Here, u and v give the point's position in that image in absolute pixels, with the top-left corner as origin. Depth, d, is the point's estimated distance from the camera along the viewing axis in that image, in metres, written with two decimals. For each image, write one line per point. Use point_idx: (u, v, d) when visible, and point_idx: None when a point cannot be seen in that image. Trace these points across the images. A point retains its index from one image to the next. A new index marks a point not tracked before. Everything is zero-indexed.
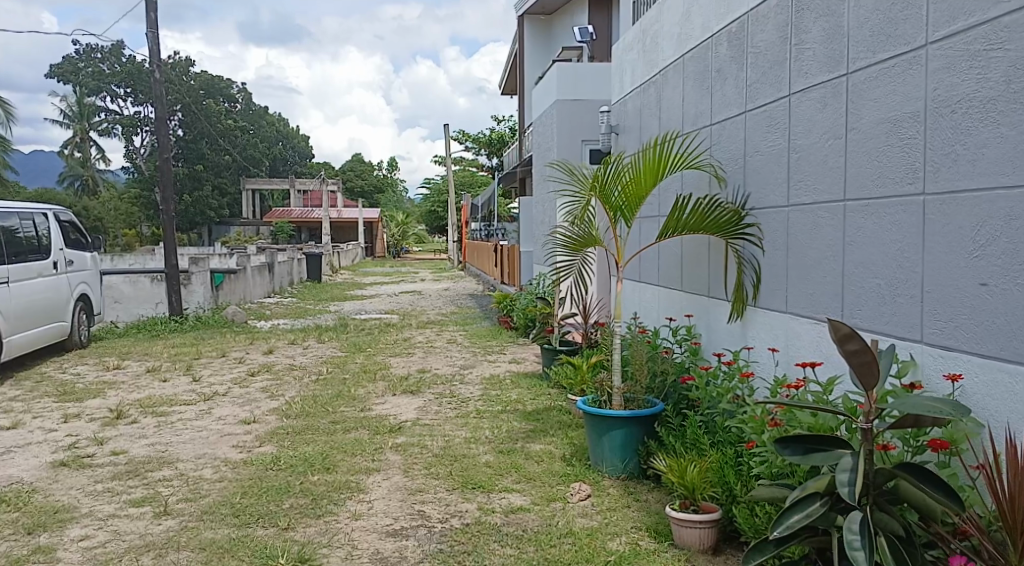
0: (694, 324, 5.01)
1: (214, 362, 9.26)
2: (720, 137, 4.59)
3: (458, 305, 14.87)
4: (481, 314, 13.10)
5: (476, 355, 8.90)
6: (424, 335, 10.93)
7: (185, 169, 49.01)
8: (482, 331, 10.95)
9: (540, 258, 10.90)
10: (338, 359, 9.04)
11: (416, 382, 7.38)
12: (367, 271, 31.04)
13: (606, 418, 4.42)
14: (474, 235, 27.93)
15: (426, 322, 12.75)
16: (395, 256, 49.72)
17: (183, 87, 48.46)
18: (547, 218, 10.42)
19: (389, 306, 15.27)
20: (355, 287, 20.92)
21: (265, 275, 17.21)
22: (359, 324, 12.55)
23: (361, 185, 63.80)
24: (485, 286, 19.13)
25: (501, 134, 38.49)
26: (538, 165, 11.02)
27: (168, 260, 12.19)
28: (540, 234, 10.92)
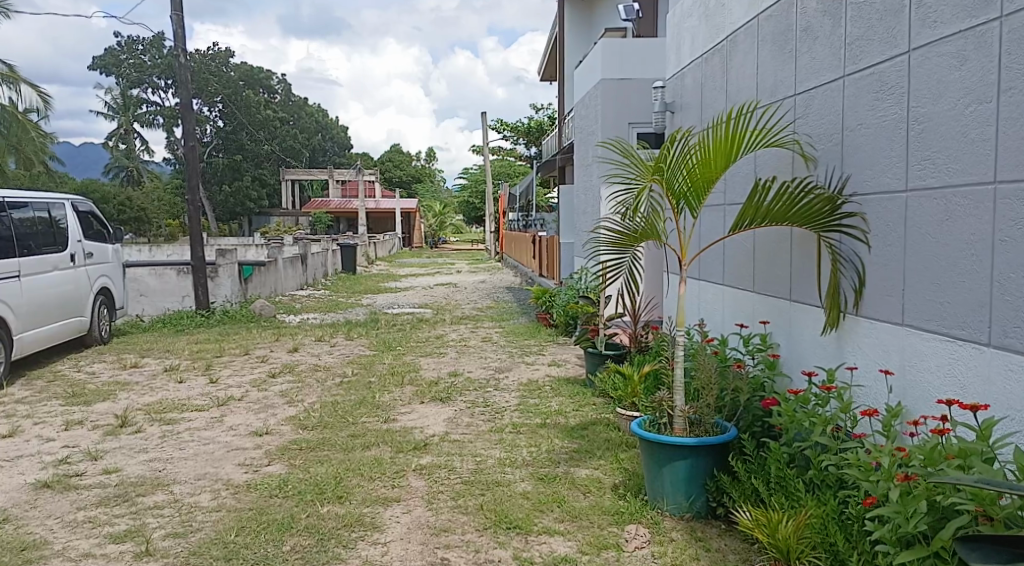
0: (770, 332, 4.26)
1: (236, 361, 8.72)
2: (809, 108, 3.81)
3: (494, 299, 14.19)
4: (518, 309, 12.40)
5: (512, 356, 8.21)
6: (458, 332, 10.27)
7: (225, 160, 49.24)
8: (519, 328, 10.24)
9: (583, 251, 10.17)
10: (366, 359, 8.42)
11: (447, 387, 6.71)
12: (404, 262, 30.60)
13: (668, 446, 3.69)
14: (512, 226, 27.24)
15: (461, 317, 12.09)
16: (432, 246, 49.29)
17: (223, 78, 48.61)
18: (591, 208, 9.68)
19: (424, 299, 14.66)
20: (390, 279, 20.39)
21: (298, 267, 16.74)
22: (391, 319, 11.95)
23: (399, 175, 63.54)
24: (523, 278, 18.42)
25: (540, 122, 37.69)
26: (581, 150, 10.25)
27: (194, 251, 11.70)
28: (583, 225, 10.19)
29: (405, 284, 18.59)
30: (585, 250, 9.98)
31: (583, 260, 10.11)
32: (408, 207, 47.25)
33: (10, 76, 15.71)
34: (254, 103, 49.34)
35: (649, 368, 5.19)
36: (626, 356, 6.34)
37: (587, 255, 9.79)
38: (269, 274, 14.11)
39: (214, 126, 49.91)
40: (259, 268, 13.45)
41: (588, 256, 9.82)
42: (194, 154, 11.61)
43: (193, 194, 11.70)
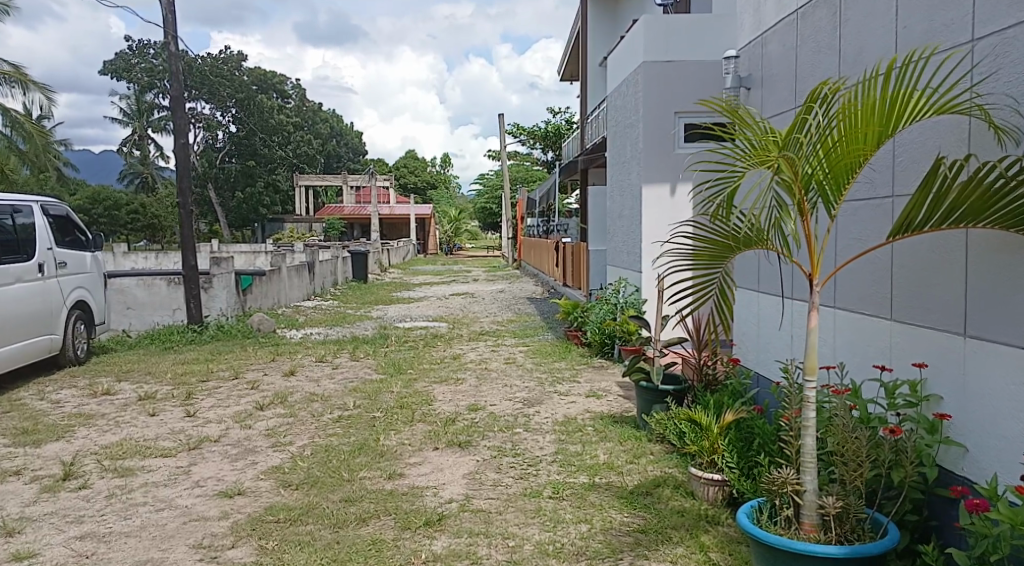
0: (926, 379, 3.07)
1: (222, 387, 7.56)
2: (1007, 58, 2.60)
3: (516, 311, 12.98)
4: (543, 324, 11.17)
5: (542, 383, 6.99)
6: (476, 352, 9.06)
7: (238, 165, 48.48)
8: (546, 347, 9.03)
9: (618, 260, 9.00)
10: (371, 387, 7.23)
11: (466, 427, 5.49)
12: (419, 269, 29.49)
13: (801, 559, 2.51)
14: (531, 231, 26.06)
15: (479, 333, 10.88)
16: (448, 252, 48.22)
17: (236, 82, 47.84)
18: (629, 211, 8.50)
19: (439, 311, 13.48)
20: (404, 288, 19.23)
21: (304, 275, 15.60)
22: (403, 335, 10.76)
23: (413, 180, 62.58)
24: (544, 288, 17.20)
25: (558, 126, 36.64)
26: (616, 145, 9.07)
27: (185, 259, 10.55)
28: (618, 230, 9.01)
29: (419, 294, 17.41)
30: (622, 259, 8.79)
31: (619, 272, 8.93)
32: (423, 213, 46.25)
33: (16, 76, 14.62)
34: (267, 108, 48.50)
35: (733, 417, 3.97)
36: (689, 392, 5.09)
37: (625, 266, 8.62)
38: (270, 283, 12.94)
39: (227, 131, 49.16)
40: (259, 277, 12.30)
41: (625, 266, 8.64)
42: (185, 152, 10.50)
43: (184, 196, 10.55)
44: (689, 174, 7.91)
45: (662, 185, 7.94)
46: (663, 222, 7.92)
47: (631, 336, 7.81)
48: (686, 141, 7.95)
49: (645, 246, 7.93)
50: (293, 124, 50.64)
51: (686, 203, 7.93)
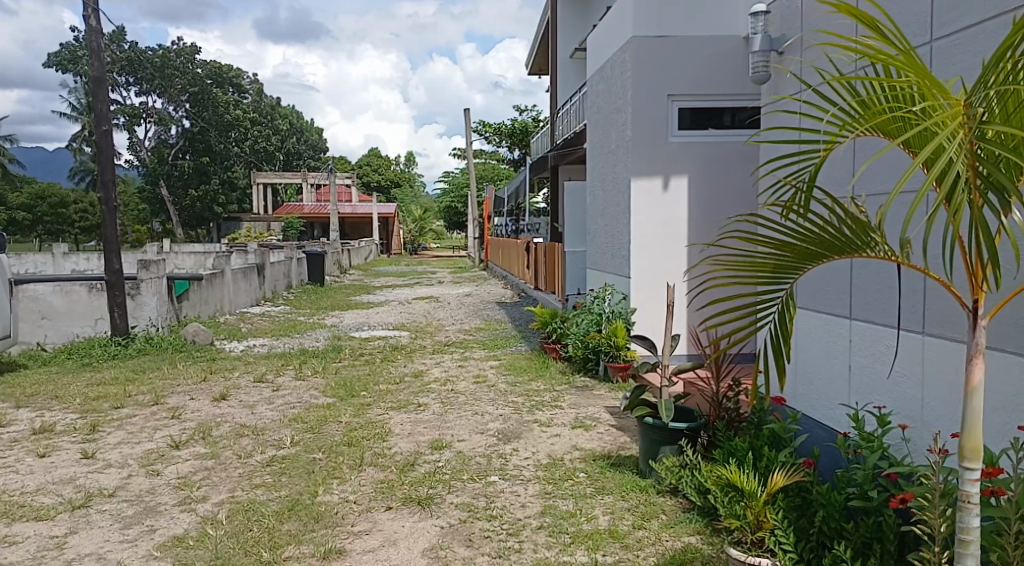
0: None
1: (136, 417, 6.34)
2: None
3: (485, 318, 11.91)
4: (514, 335, 10.09)
5: (518, 409, 5.93)
6: (441, 368, 7.95)
7: (191, 162, 46.57)
8: (520, 362, 7.95)
9: (600, 264, 7.99)
10: (315, 416, 6.08)
11: (428, 474, 4.40)
12: (382, 270, 28.21)
13: None
14: (499, 231, 25.00)
15: (444, 344, 9.76)
16: (412, 253, 46.94)
17: (189, 75, 46.10)
18: (614, 208, 7.51)
19: (400, 318, 12.33)
20: (364, 291, 18.02)
21: (253, 279, 14.33)
22: (359, 347, 9.60)
23: (376, 178, 61.04)
24: (514, 292, 16.13)
25: (525, 123, 35.70)
26: (599, 135, 8.08)
27: (107, 262, 9.24)
28: (601, 231, 8.03)
29: (380, 298, 16.21)
30: (606, 264, 7.79)
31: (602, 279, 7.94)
32: (386, 213, 44.87)
33: None
34: (223, 102, 46.71)
35: (787, 481, 3.00)
36: (705, 430, 4.11)
37: (610, 272, 7.62)
38: (210, 289, 11.65)
39: (180, 126, 47.20)
40: (197, 282, 11.01)
41: (610, 272, 7.63)
42: (108, 139, 9.20)
43: (107, 191, 9.28)
44: (684, 165, 6.93)
45: (654, 178, 6.95)
46: (654, 219, 6.93)
47: (618, 351, 6.80)
48: (680, 128, 6.97)
49: (633, 248, 6.92)
50: (251, 120, 48.85)
51: (681, 198, 6.94)
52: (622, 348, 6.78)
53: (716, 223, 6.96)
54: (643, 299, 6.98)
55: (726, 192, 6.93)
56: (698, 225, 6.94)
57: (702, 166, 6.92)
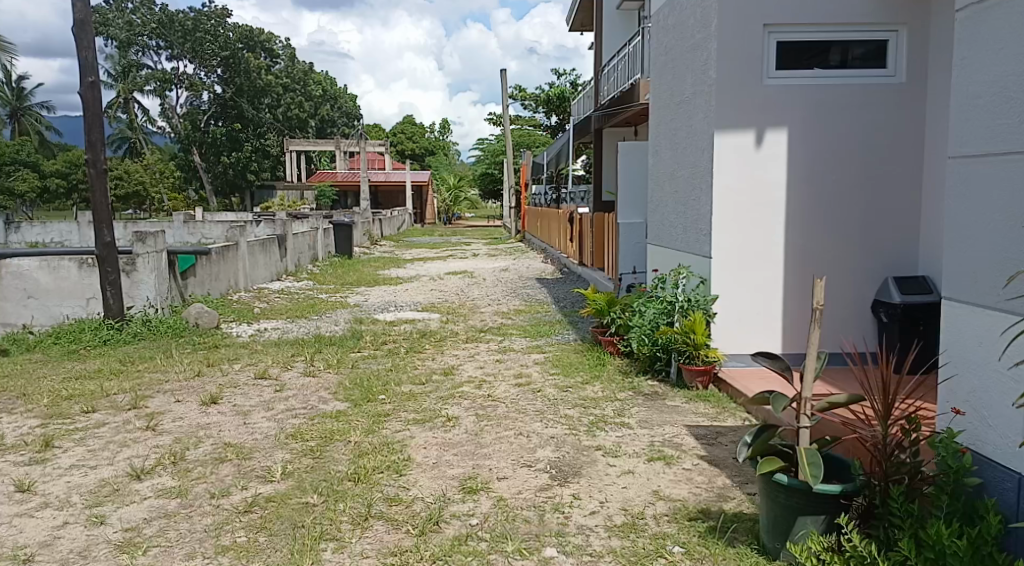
0: None
1: (104, 427, 5.18)
2: None
3: (524, 297, 10.64)
4: (560, 321, 8.76)
5: (574, 427, 4.65)
6: (477, 364, 6.66)
7: (224, 128, 45.87)
8: (571, 358, 6.64)
9: (668, 242, 6.61)
10: (319, 430, 4.87)
11: (457, 541, 3.15)
12: (414, 241, 27.03)
13: None
14: (537, 201, 23.58)
15: (480, 330, 8.48)
16: (446, 222, 45.87)
17: (220, 39, 45.25)
18: (687, 171, 6.13)
19: (430, 298, 11.09)
20: (393, 265, 16.83)
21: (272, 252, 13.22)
22: (382, 333, 8.36)
23: (411, 147, 59.74)
24: (555, 267, 14.76)
25: (562, 89, 34.16)
26: (666, 84, 6.65)
27: (97, 233, 8.10)
28: (668, 202, 6.64)
29: (410, 273, 14.98)
30: (674, 242, 6.41)
31: (670, 262, 6.57)
32: (419, 181, 43.64)
33: None
34: (254, 68, 45.78)
35: None
36: (865, 493, 2.79)
37: (681, 251, 6.25)
38: (220, 264, 10.49)
39: (212, 92, 46.42)
40: (204, 257, 9.85)
41: (681, 252, 6.25)
42: (94, 94, 8.01)
43: (96, 152, 8.11)
44: (783, 116, 5.52)
45: (745, 132, 5.54)
46: (745, 184, 5.53)
47: (695, 351, 5.39)
48: (778, 68, 5.55)
49: (717, 221, 5.56)
50: (283, 86, 47.85)
51: (779, 157, 5.54)
52: (701, 348, 5.37)
53: (823, 188, 5.56)
54: (729, 284, 5.59)
55: (835, 150, 5.53)
56: (801, 192, 5.55)
57: (807, 117, 5.51)
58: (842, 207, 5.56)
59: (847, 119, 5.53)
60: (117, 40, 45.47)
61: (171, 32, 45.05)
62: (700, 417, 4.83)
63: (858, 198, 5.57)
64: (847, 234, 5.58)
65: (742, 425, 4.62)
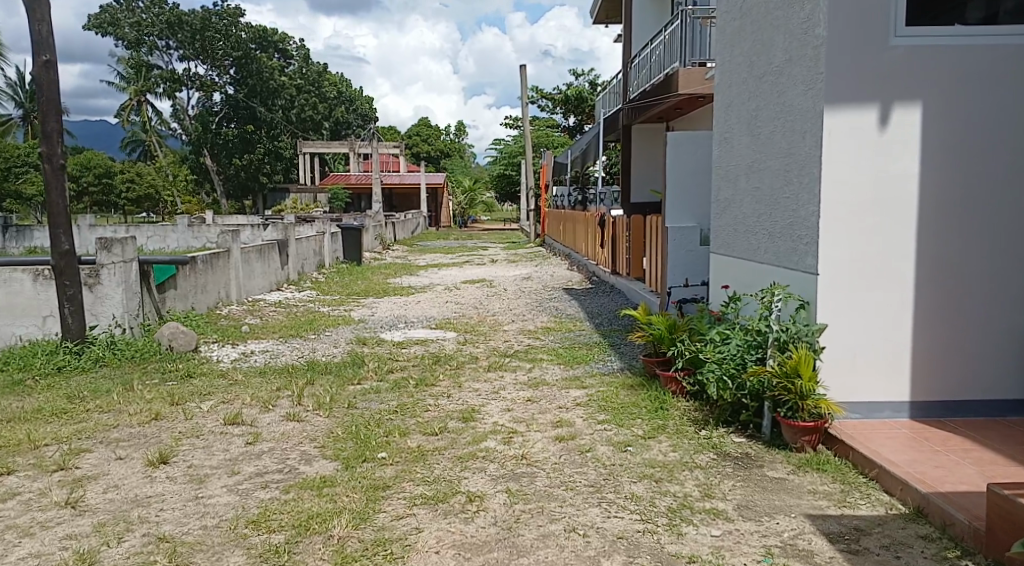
0: None
1: (11, 501, 3.88)
2: None
3: (553, 312, 9.30)
4: (598, 343, 7.39)
5: (650, 517, 3.30)
6: (503, 404, 5.32)
7: (235, 130, 44.95)
8: (622, 398, 5.28)
9: (744, 254, 5.30)
10: (294, 513, 3.55)
11: None
12: (430, 246, 25.74)
13: None
14: (559, 203, 22.22)
15: (504, 354, 7.14)
16: (462, 225, 44.71)
17: (232, 39, 44.35)
18: (775, 161, 4.83)
19: (445, 312, 9.75)
20: (406, 272, 15.53)
21: (272, 259, 11.96)
22: (388, 358, 7.03)
23: (427, 149, 58.53)
24: (582, 275, 13.38)
25: (582, 88, 32.92)
26: (744, 54, 5.37)
27: (52, 240, 6.81)
28: (743, 201, 5.33)
29: (422, 282, 13.66)
30: (755, 253, 5.09)
31: (748, 280, 5.26)
32: (434, 183, 42.40)
33: None
34: (266, 68, 44.84)
35: None
36: None
37: (765, 265, 4.94)
38: (208, 274, 9.24)
39: (224, 92, 45.53)
40: (186, 266, 8.58)
41: (765, 265, 4.95)
42: (48, 73, 6.74)
43: (50, 143, 6.79)
44: (913, 90, 4.22)
45: (863, 110, 4.24)
46: (861, 179, 4.25)
47: (801, 401, 4.05)
48: (907, 24, 4.24)
49: (828, 227, 4.26)
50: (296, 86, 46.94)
51: (907, 141, 4.25)
52: (808, 397, 4.03)
53: (965, 183, 4.25)
54: (841, 308, 4.28)
55: (982, 133, 4.23)
56: (936, 188, 4.25)
57: (944, 90, 4.22)
58: (990, 209, 4.25)
59: (997, 92, 4.22)
60: (128, 40, 44.72)
61: (182, 31, 44.22)
62: (819, 500, 3.48)
63: (1014, 195, 4.24)
64: (997, 243, 4.26)
65: (888, 517, 3.27)
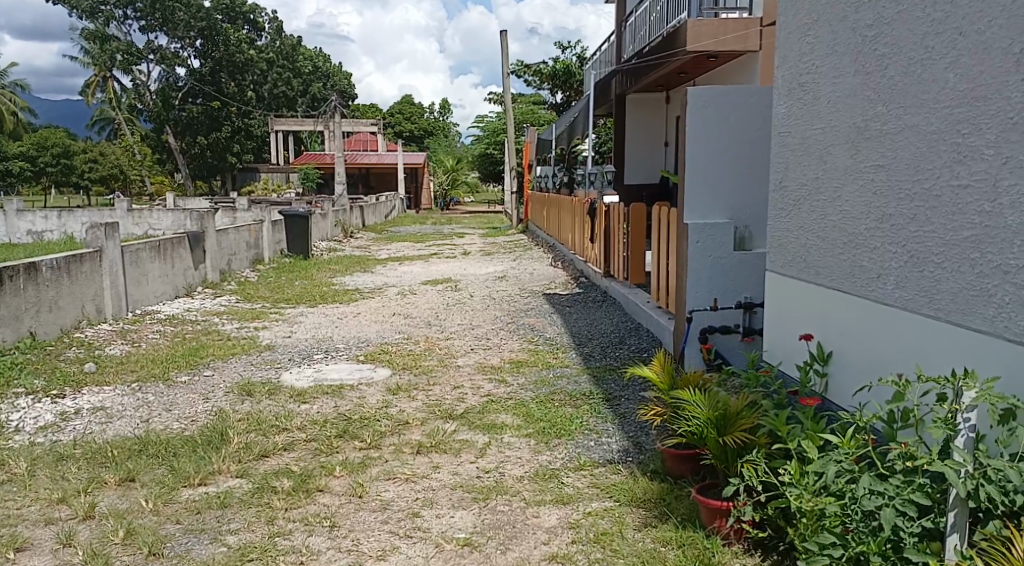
0: None
1: None
2: None
3: (528, 334, 6.97)
4: (586, 396, 5.07)
5: None
6: (419, 555, 2.98)
7: (201, 106, 42.16)
8: (632, 544, 2.97)
9: (853, 284, 3.06)
10: None
11: None
12: (402, 233, 23.24)
13: None
14: (543, 184, 19.77)
15: (448, 416, 4.78)
16: (443, 208, 42.39)
17: (194, 8, 41.44)
18: (931, 119, 2.58)
19: (387, 332, 7.39)
20: (360, 268, 13.09)
21: (180, 257, 9.54)
22: (272, 424, 4.65)
23: (408, 128, 55.71)
24: (568, 275, 11.04)
25: (567, 62, 30.59)
26: None
27: None
28: (846, 191, 3.09)
29: (374, 282, 11.27)
30: (883, 287, 2.85)
31: (861, 329, 3.02)
32: (412, 163, 39.87)
33: None
34: (233, 40, 41.97)
35: None
36: None
37: (908, 310, 2.71)
38: (59, 285, 6.85)
39: (188, 66, 42.66)
40: (12, 279, 6.18)
41: (907, 310, 2.72)
42: None
43: None
44: None
45: None
46: None
47: None
48: None
49: None
50: (266, 60, 44.16)
51: None
52: None
53: None
54: None
55: None
56: None
57: None
58: None
59: None
60: (82, 9, 41.77)
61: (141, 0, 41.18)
62: None
63: None
64: None
65: None
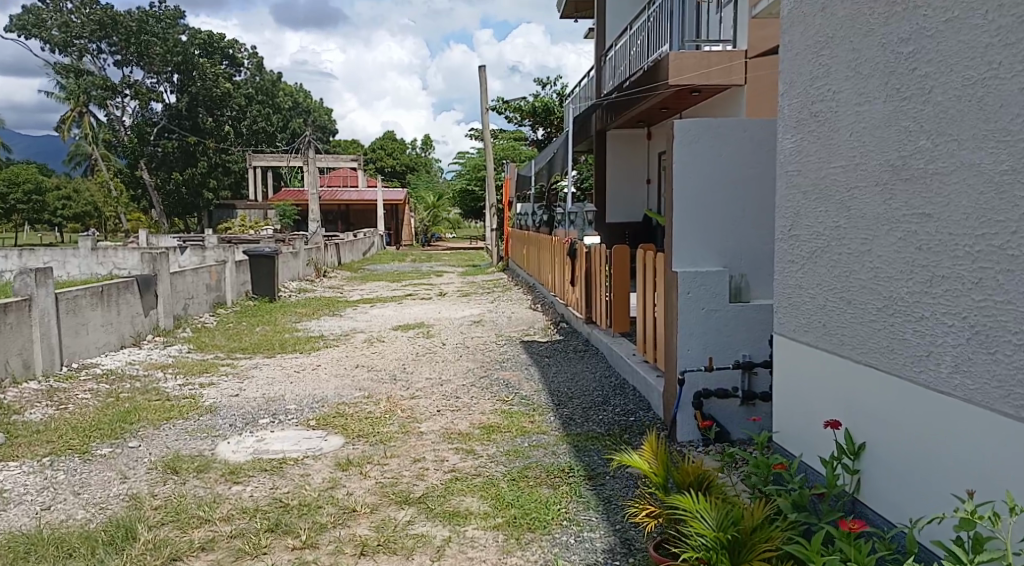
0: None
1: None
2: None
3: (502, 392, 6.30)
4: (566, 472, 4.40)
5: None
6: None
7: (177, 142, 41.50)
8: None
9: (892, 360, 2.43)
10: None
11: None
12: (379, 271, 22.54)
13: None
14: (523, 222, 19.24)
15: (404, 501, 4.09)
16: (424, 245, 41.82)
17: (171, 44, 41.00)
18: (999, 157, 1.99)
19: (346, 389, 6.68)
20: (329, 311, 12.37)
21: (127, 304, 8.80)
22: (194, 514, 3.92)
23: (389, 164, 55.31)
24: (547, 319, 10.41)
25: (548, 100, 30.39)
26: None
27: None
28: (879, 244, 2.49)
29: (342, 327, 10.57)
30: (934, 370, 2.23)
31: (903, 418, 2.41)
32: (392, 199, 39.35)
33: None
34: (211, 76, 41.53)
35: None
36: None
37: (973, 403, 2.09)
38: None
39: (164, 102, 42.08)
40: None
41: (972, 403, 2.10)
42: None
43: None
44: None
45: None
46: None
47: None
48: None
49: None
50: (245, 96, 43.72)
51: None
52: None
53: None
54: None
55: None
56: None
57: None
58: None
59: None
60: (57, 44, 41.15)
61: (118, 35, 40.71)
62: None
63: None
64: None
65: None
